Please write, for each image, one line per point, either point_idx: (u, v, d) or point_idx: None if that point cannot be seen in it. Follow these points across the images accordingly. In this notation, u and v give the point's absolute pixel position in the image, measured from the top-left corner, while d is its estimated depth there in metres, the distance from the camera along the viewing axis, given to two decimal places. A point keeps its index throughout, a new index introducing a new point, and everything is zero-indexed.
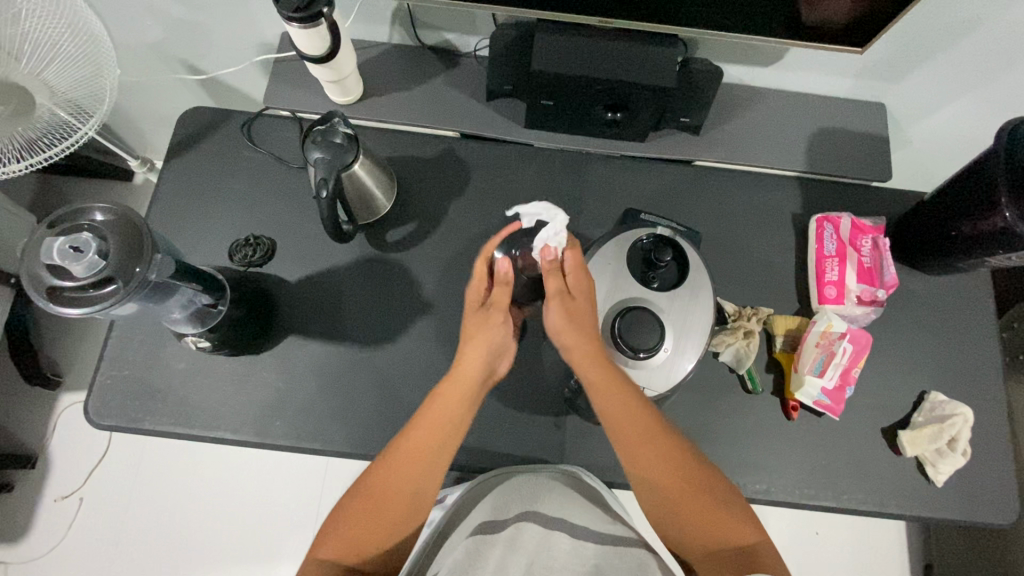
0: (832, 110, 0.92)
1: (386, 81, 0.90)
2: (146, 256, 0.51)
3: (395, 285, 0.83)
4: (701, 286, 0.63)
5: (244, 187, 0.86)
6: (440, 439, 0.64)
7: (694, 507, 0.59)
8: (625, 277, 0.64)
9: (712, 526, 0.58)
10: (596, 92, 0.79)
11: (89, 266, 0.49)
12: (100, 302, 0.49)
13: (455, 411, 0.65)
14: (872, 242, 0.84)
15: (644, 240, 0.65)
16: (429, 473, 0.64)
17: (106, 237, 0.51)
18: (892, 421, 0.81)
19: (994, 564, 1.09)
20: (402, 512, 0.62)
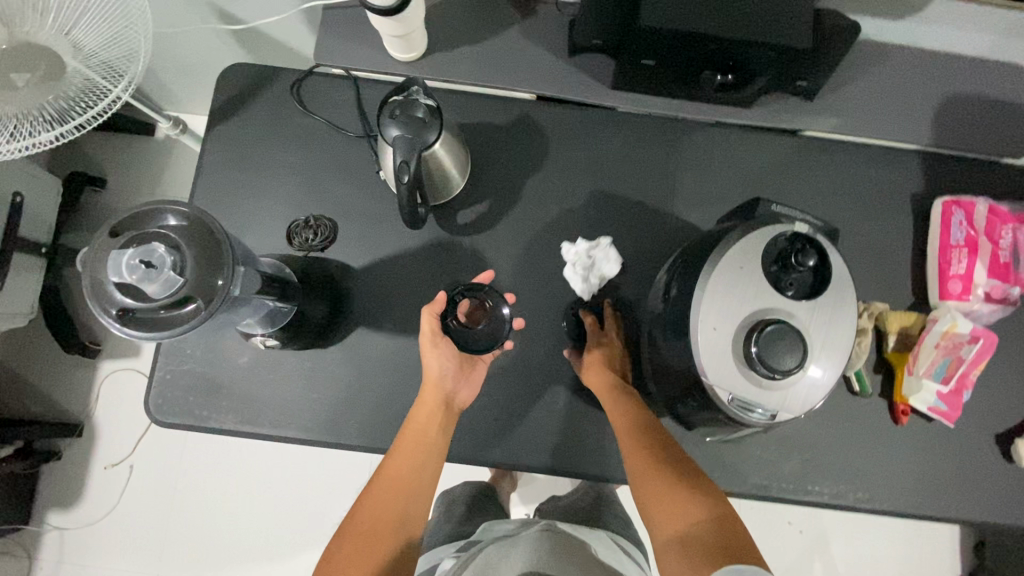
0: (966, 72, 0.80)
1: (453, 34, 0.78)
2: (227, 268, 0.44)
3: (469, 272, 0.76)
4: (846, 297, 0.55)
5: (298, 158, 0.76)
6: (413, 464, 0.62)
7: (665, 495, 0.54)
8: (759, 283, 0.55)
9: (680, 513, 0.53)
10: (711, 53, 0.67)
11: (166, 285, 0.42)
12: (181, 324, 0.43)
13: (425, 435, 0.64)
14: (1012, 234, 0.74)
15: (781, 239, 0.56)
16: (415, 494, 0.60)
17: (181, 248, 0.43)
18: (1008, 426, 0.75)
19: None
20: (388, 538, 0.56)
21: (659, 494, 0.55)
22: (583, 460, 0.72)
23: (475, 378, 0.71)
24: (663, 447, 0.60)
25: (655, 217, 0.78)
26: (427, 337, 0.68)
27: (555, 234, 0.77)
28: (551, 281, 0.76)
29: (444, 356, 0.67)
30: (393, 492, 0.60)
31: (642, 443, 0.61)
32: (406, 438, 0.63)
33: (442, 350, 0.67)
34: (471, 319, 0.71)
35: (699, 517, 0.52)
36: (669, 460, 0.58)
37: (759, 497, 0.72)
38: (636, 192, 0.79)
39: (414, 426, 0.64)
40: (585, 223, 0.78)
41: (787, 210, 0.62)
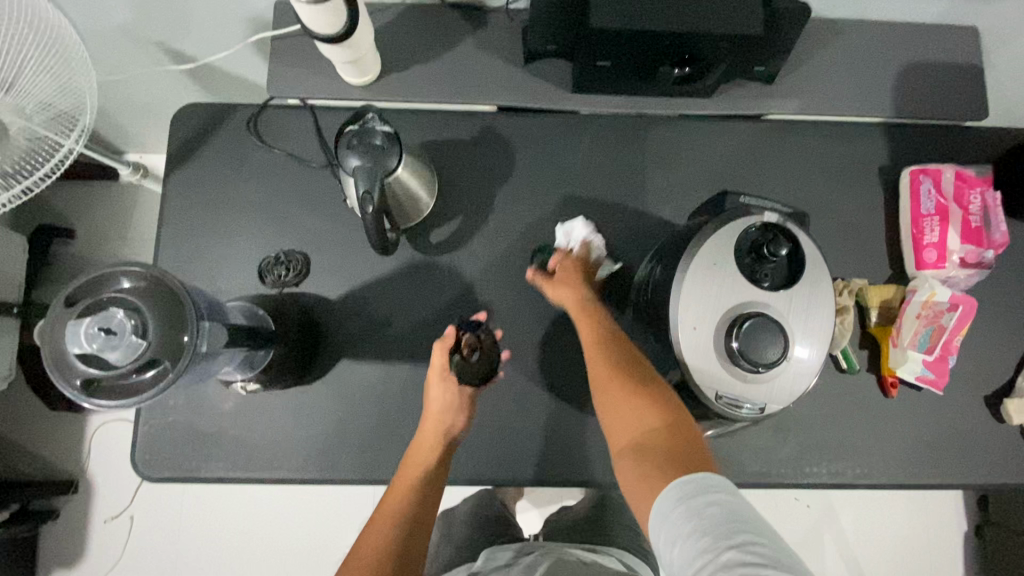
0: (919, 40, 0.80)
1: (406, 53, 0.77)
2: (192, 324, 0.44)
3: (448, 291, 0.75)
4: (820, 282, 0.55)
5: (262, 195, 0.75)
6: (419, 490, 0.62)
7: (625, 413, 0.55)
8: (732, 277, 0.55)
9: (640, 424, 0.54)
10: (667, 48, 0.67)
11: (130, 351, 0.42)
12: (149, 389, 0.43)
13: (423, 465, 0.64)
14: (980, 197, 0.75)
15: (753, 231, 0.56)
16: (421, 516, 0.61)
17: (141, 310, 0.43)
18: (995, 387, 0.76)
19: None
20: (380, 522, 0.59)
21: (623, 414, 0.55)
22: (582, 469, 0.72)
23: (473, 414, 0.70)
24: (624, 359, 0.60)
25: (628, 216, 0.78)
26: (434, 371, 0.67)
27: (530, 244, 0.77)
28: (530, 291, 0.76)
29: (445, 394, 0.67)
30: (387, 511, 0.61)
31: (604, 347, 0.62)
32: (403, 475, 0.64)
33: (447, 384, 0.67)
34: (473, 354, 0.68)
35: (661, 429, 0.52)
36: (625, 363, 0.59)
37: (759, 486, 0.72)
38: (607, 193, 0.79)
39: (416, 455, 0.65)
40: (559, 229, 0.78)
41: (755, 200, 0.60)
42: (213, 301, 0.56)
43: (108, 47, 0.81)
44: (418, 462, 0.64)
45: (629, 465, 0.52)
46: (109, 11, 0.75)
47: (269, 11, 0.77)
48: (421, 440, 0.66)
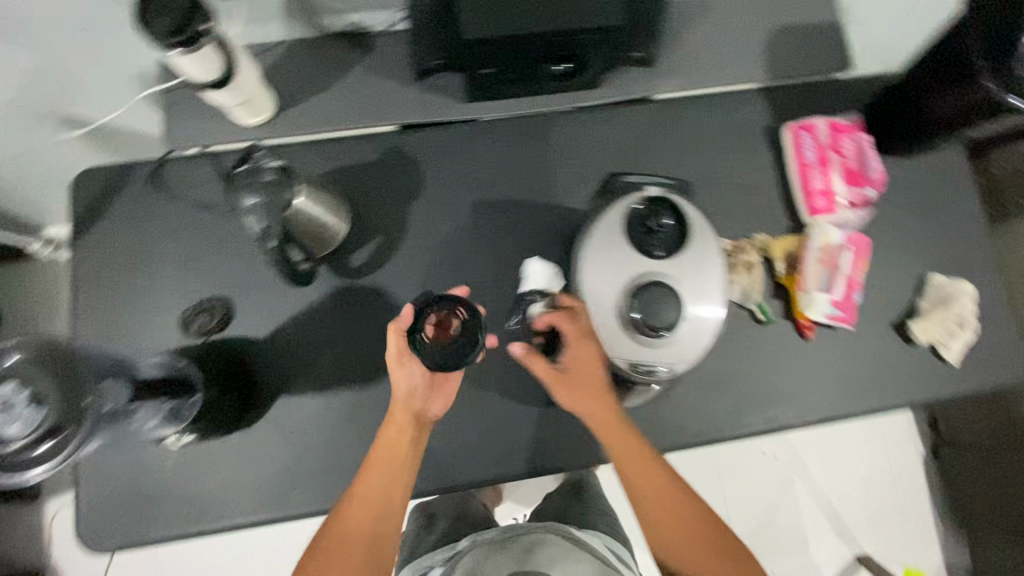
0: (780, 6, 0.86)
1: (298, 86, 0.79)
2: (87, 391, 0.53)
3: (377, 312, 0.76)
4: (706, 243, 0.59)
5: (176, 248, 0.75)
6: (389, 492, 0.64)
7: (680, 524, 0.61)
8: (625, 252, 0.59)
9: (668, 510, 0.61)
10: (542, 48, 0.71)
11: (26, 424, 0.50)
12: (62, 450, 0.51)
13: (391, 474, 0.64)
14: (853, 142, 0.81)
15: (638, 206, 0.60)
16: (388, 513, 0.64)
17: (28, 386, 0.52)
18: (900, 313, 0.82)
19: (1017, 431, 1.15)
20: (359, 552, 0.63)
21: (665, 503, 0.62)
22: (532, 458, 0.74)
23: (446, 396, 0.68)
24: (633, 439, 0.62)
25: (542, 211, 0.81)
26: (395, 354, 0.64)
27: (451, 253, 0.79)
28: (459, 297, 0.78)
29: (410, 372, 0.64)
30: (354, 525, 0.63)
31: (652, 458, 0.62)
32: (370, 470, 0.64)
33: (410, 368, 0.64)
34: (447, 335, 0.61)
35: (688, 517, 0.61)
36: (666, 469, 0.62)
37: (702, 443, 0.76)
38: (516, 191, 0.82)
39: (385, 450, 0.64)
40: (476, 232, 0.80)
41: (639, 179, 0.65)
42: (116, 362, 0.62)
43: None
44: (387, 457, 0.64)
45: (671, 541, 0.61)
46: None
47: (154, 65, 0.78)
48: (391, 430, 0.65)
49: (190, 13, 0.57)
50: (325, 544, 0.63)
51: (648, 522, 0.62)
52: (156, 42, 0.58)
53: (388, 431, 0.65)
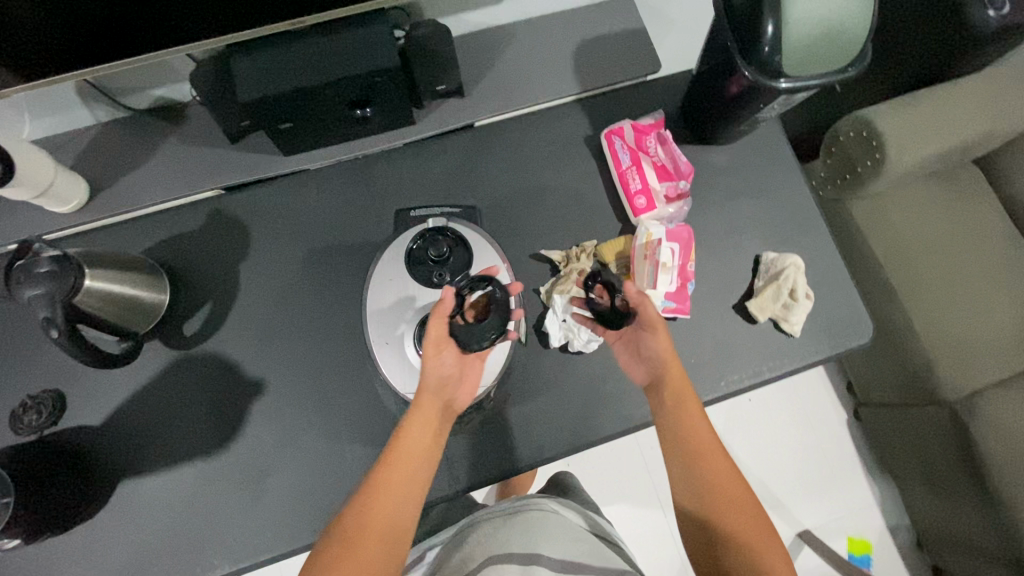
0: (583, 20, 0.90)
1: (111, 166, 0.79)
2: None
3: (214, 377, 0.75)
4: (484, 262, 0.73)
5: (0, 348, 0.75)
6: (410, 480, 0.62)
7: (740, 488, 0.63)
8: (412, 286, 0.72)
9: (719, 464, 0.64)
10: (331, 96, 0.72)
11: None
12: None
13: (418, 456, 0.63)
14: (657, 138, 0.84)
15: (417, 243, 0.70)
16: (410, 499, 0.61)
17: None
18: (739, 295, 0.83)
19: (908, 382, 1.16)
20: (380, 538, 0.58)
21: (696, 467, 0.64)
22: None
23: (471, 381, 0.72)
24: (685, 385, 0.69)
25: (375, 250, 0.82)
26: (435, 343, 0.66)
27: (286, 306, 0.79)
28: (298, 349, 0.77)
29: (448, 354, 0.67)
30: (404, 486, 0.61)
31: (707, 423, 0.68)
32: (395, 462, 0.62)
33: (443, 358, 0.67)
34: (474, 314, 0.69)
35: (720, 476, 0.63)
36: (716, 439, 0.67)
37: (560, 455, 0.76)
38: (347, 235, 0.82)
39: (414, 430, 0.64)
40: (310, 283, 0.80)
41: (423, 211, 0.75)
42: None
43: None
44: (416, 446, 0.63)
45: (700, 501, 0.62)
46: None
47: None
48: (421, 411, 0.65)
49: None
50: (346, 532, 0.57)
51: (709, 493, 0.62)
52: None
53: (420, 417, 0.64)
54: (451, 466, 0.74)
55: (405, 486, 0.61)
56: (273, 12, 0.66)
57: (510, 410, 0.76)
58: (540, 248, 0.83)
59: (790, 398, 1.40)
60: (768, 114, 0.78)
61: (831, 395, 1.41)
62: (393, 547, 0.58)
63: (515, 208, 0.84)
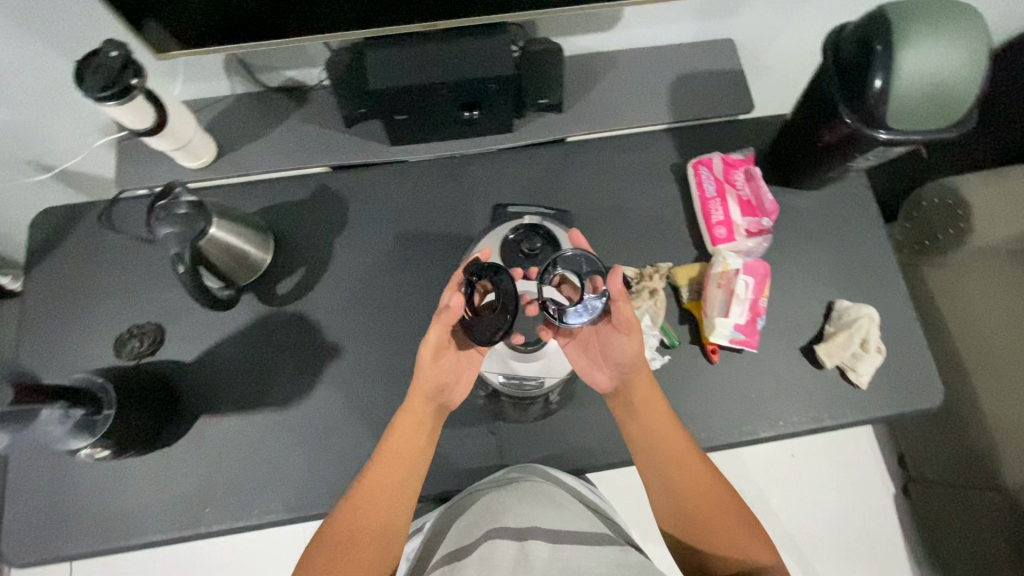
0: (684, 55, 0.94)
1: (237, 133, 0.87)
2: None
3: (296, 336, 0.81)
4: None
5: (116, 278, 0.82)
6: (399, 483, 0.66)
7: (710, 488, 0.65)
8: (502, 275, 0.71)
9: (692, 475, 0.65)
10: (447, 96, 0.79)
11: None
12: None
13: (405, 457, 0.67)
14: (745, 174, 0.86)
15: (513, 234, 0.71)
16: (400, 501, 0.65)
17: None
18: (808, 338, 0.83)
19: (968, 465, 1.09)
20: (371, 535, 0.63)
21: (671, 481, 0.65)
22: (440, 482, 0.76)
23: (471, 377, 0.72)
24: (653, 394, 0.68)
25: (457, 241, 0.86)
26: (435, 346, 0.65)
27: (370, 281, 0.84)
28: (375, 322, 0.82)
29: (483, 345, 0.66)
30: (394, 487, 0.65)
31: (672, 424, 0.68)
32: (382, 461, 0.66)
33: (443, 362, 0.67)
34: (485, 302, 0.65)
35: (693, 484, 0.65)
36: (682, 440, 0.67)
37: (608, 466, 0.77)
38: (434, 225, 0.87)
39: (404, 436, 0.67)
40: (394, 264, 0.85)
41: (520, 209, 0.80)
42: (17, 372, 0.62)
43: None
44: (405, 444, 0.67)
45: (676, 514, 0.65)
46: None
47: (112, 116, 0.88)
48: (412, 415, 0.68)
49: (117, 71, 0.66)
50: (337, 532, 0.63)
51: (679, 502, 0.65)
52: (90, 98, 0.66)
53: (409, 418, 0.68)
54: (502, 457, 0.77)
55: (397, 483, 0.66)
56: (412, 14, 0.72)
57: (566, 414, 0.78)
58: (615, 263, 0.86)
59: (834, 454, 1.33)
60: (861, 166, 0.79)
61: (876, 458, 1.33)
62: (388, 545, 0.64)
63: (595, 222, 0.88)
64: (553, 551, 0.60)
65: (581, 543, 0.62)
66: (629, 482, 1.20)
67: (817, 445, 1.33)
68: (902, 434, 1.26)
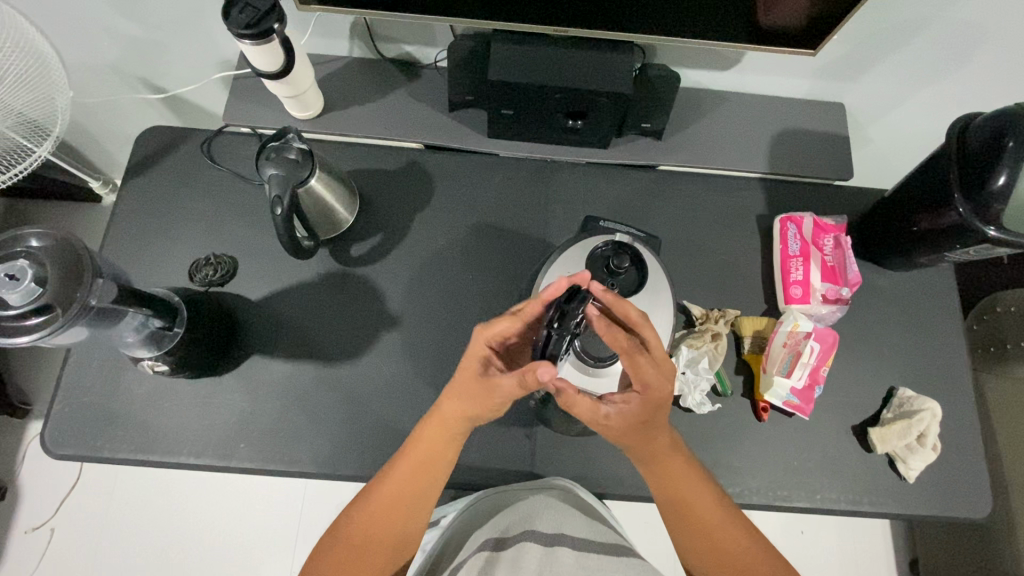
0: (794, 110, 0.93)
1: (345, 94, 0.89)
2: (85, 281, 0.55)
3: (361, 299, 0.82)
4: (659, 288, 0.70)
5: (205, 205, 0.85)
6: (417, 491, 0.64)
7: (719, 520, 0.66)
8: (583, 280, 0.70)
9: (702, 515, 0.65)
10: (558, 101, 0.79)
11: (26, 293, 0.53)
12: (40, 329, 0.53)
13: (427, 468, 0.65)
14: (834, 241, 0.86)
15: (604, 246, 0.72)
16: (416, 513, 0.65)
17: (43, 263, 0.55)
18: (863, 418, 0.81)
19: None
20: (385, 539, 0.63)
21: (675, 518, 0.66)
22: (469, 473, 0.75)
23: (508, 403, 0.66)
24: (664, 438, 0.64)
25: (531, 242, 0.87)
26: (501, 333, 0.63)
27: (442, 262, 0.85)
28: (439, 303, 0.83)
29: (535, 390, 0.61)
30: (411, 496, 0.64)
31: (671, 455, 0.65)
32: (405, 463, 0.65)
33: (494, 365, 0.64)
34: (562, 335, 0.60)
35: (705, 523, 0.65)
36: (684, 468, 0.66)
37: (638, 498, 0.76)
38: (512, 223, 0.88)
39: (428, 446, 0.65)
40: (467, 250, 0.86)
41: (611, 224, 0.81)
42: (120, 274, 0.64)
43: (96, 71, 0.97)
44: (429, 453, 0.65)
45: (691, 549, 0.66)
46: (100, 45, 0.91)
47: (233, 54, 0.92)
48: (439, 426, 0.64)
49: (262, 13, 0.68)
50: (352, 539, 0.63)
51: (688, 529, 0.66)
52: (230, 33, 0.69)
53: (432, 430, 0.65)
54: (534, 465, 0.76)
55: (417, 490, 0.64)
56: (545, 16, 0.73)
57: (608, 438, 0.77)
58: (682, 299, 0.85)
59: (847, 542, 1.28)
60: (958, 257, 0.77)
61: (889, 555, 1.27)
62: (402, 549, 0.64)
63: (670, 255, 0.87)
64: (579, 559, 0.62)
65: (606, 554, 0.64)
66: (634, 518, 1.18)
67: (830, 530, 1.28)
68: (921, 539, 1.20)
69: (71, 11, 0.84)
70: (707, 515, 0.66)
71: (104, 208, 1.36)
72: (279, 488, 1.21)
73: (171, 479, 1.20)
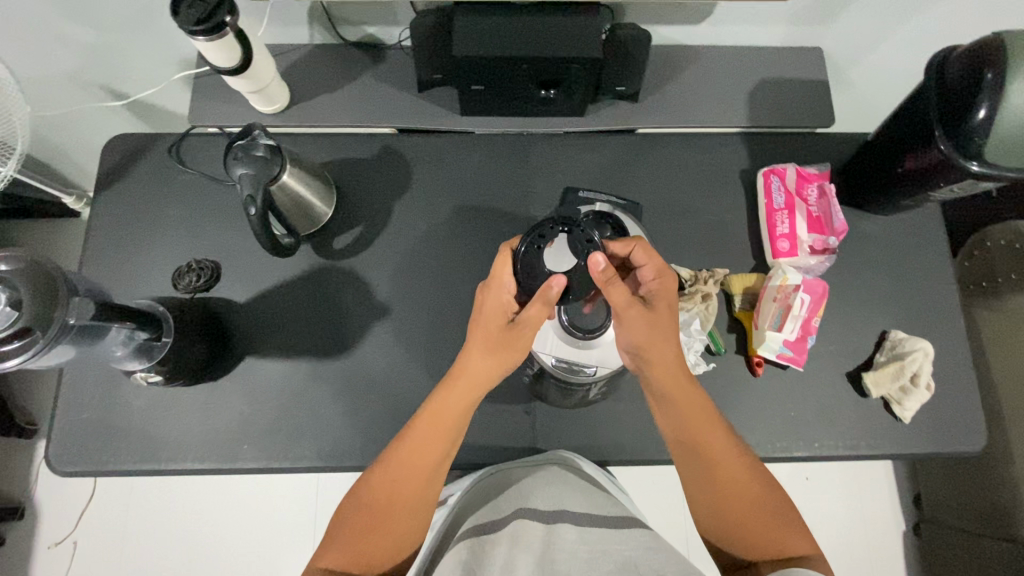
0: (771, 60, 0.91)
1: (311, 83, 0.87)
2: (61, 300, 0.55)
3: (348, 291, 0.82)
4: None
5: (181, 212, 0.84)
6: (428, 461, 0.64)
7: (725, 453, 0.65)
8: None
9: (709, 450, 0.65)
10: (528, 72, 0.77)
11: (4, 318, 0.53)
12: (24, 351, 0.54)
13: (441, 431, 0.64)
14: (817, 190, 0.85)
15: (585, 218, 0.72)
16: (428, 486, 0.64)
17: (16, 286, 0.55)
18: (856, 364, 0.82)
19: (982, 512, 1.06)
20: (392, 513, 0.63)
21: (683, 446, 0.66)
22: (471, 453, 0.76)
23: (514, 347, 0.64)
24: (687, 388, 0.65)
25: (513, 219, 0.86)
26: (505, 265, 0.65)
27: (426, 247, 0.84)
28: (427, 289, 0.82)
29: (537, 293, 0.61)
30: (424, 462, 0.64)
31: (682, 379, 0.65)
32: (420, 429, 0.64)
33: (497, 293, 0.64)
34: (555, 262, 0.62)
35: (714, 459, 0.65)
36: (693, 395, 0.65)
37: (639, 462, 0.77)
38: (493, 201, 0.87)
39: (442, 411, 0.64)
40: (451, 233, 0.85)
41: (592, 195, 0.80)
42: (98, 290, 0.64)
43: (54, 83, 0.94)
44: (446, 412, 0.64)
45: (696, 481, 0.65)
46: (53, 55, 0.88)
47: (192, 52, 0.89)
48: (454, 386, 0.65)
49: (211, 7, 0.66)
50: (359, 520, 0.62)
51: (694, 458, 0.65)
52: (182, 31, 0.67)
53: (449, 388, 0.65)
54: (535, 439, 0.77)
55: (426, 461, 0.64)
56: None
57: (604, 407, 0.78)
58: (670, 263, 0.85)
59: (850, 482, 1.31)
60: (944, 196, 0.76)
61: (892, 491, 1.30)
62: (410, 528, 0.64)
63: (655, 220, 0.87)
64: (581, 534, 0.61)
65: (608, 527, 0.62)
66: (641, 478, 1.21)
67: (833, 473, 1.31)
68: (921, 473, 1.22)
69: (17, 22, 0.81)
70: (714, 446, 0.65)
71: (83, 222, 1.35)
72: (292, 481, 1.23)
73: (184, 483, 1.22)
